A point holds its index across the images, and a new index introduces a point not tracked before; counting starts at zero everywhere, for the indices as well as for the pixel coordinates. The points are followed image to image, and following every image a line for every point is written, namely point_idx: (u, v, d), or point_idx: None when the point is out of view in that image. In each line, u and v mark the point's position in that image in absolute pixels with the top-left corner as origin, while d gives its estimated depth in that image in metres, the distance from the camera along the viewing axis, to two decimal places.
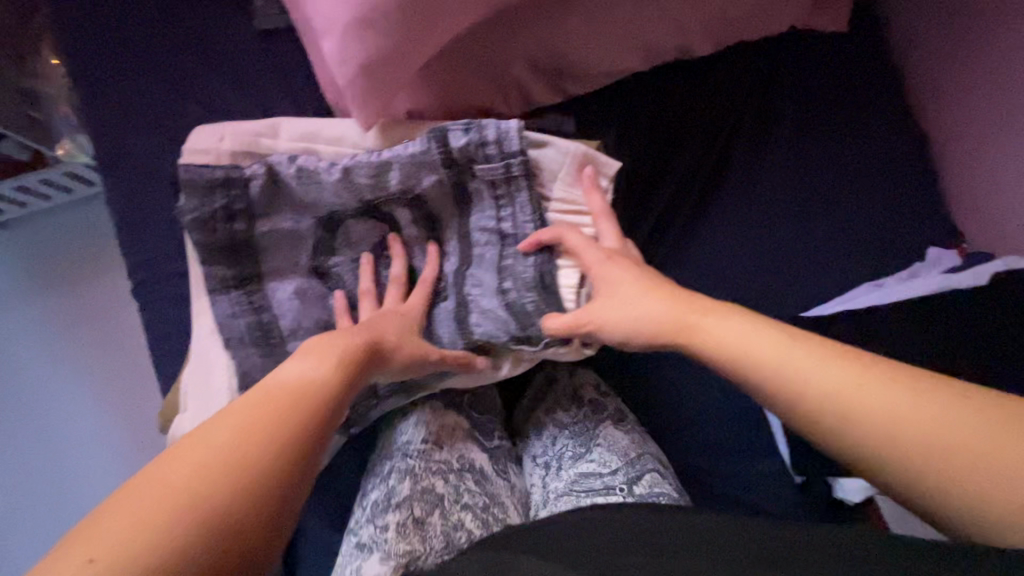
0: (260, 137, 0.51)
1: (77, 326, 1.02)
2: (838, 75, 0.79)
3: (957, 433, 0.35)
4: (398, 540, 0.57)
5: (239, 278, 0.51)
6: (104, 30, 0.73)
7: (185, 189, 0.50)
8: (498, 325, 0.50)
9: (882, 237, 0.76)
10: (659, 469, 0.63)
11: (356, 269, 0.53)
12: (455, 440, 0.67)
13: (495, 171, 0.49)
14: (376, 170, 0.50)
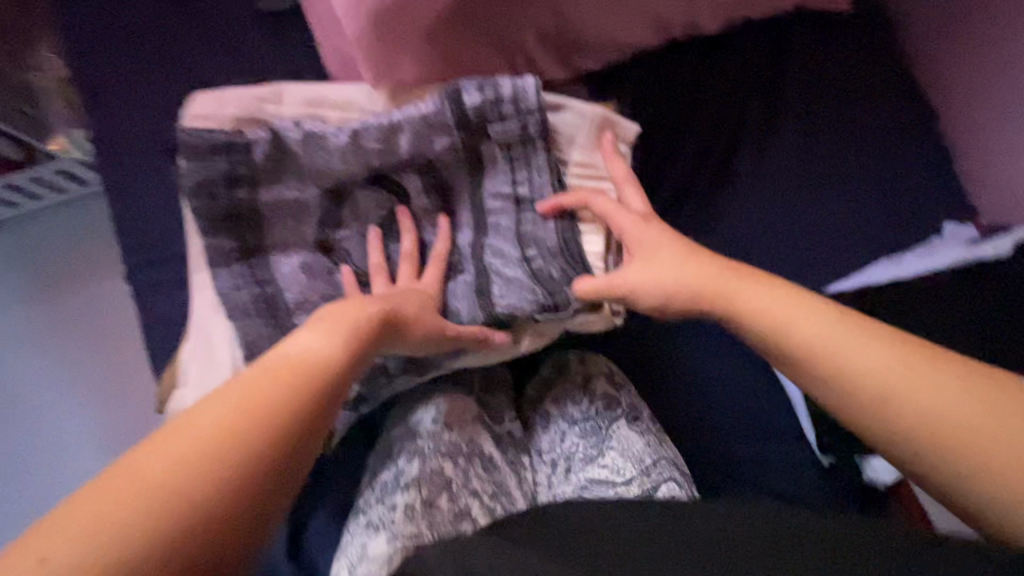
0: (263, 104, 0.49)
1: (74, 323, 1.00)
2: (846, 52, 0.79)
3: (974, 416, 0.38)
4: (405, 521, 0.56)
5: (243, 250, 0.50)
6: (98, 13, 0.72)
7: (184, 154, 0.48)
8: (521, 295, 0.49)
9: (899, 210, 0.75)
10: (675, 478, 0.61)
11: (364, 243, 0.52)
12: (465, 423, 0.64)
13: (509, 131, 0.48)
14: (384, 133, 0.48)
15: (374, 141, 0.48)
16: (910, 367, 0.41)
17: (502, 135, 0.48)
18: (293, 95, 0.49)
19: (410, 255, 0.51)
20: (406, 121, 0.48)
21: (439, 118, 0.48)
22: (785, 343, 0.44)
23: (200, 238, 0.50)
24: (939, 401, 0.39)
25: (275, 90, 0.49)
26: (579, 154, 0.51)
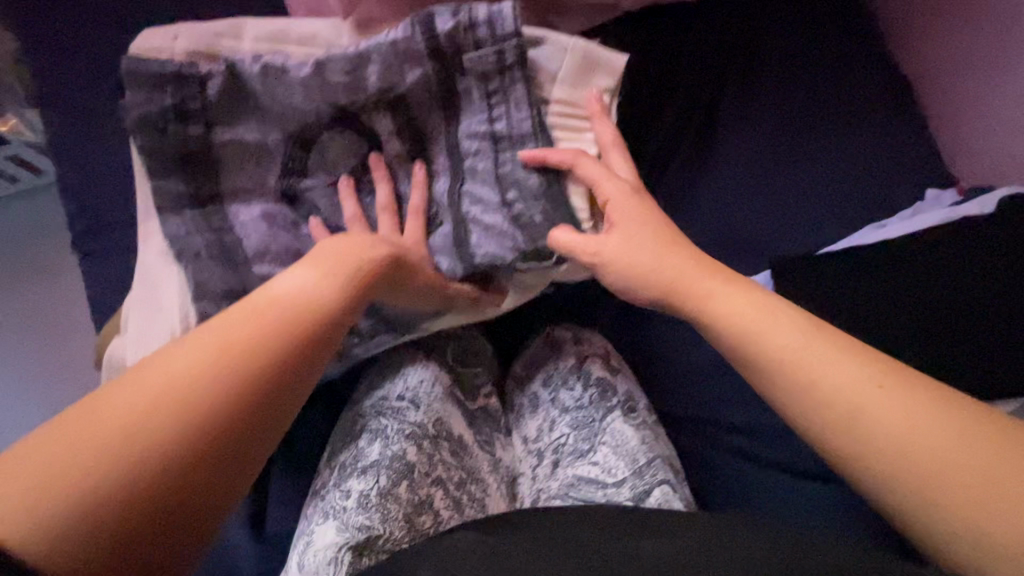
0: (220, 38, 0.46)
1: (45, 310, 1.00)
2: (827, 22, 0.78)
3: (950, 441, 0.34)
4: (357, 513, 0.51)
5: (196, 195, 0.46)
6: None
7: (130, 84, 0.44)
8: (503, 245, 0.46)
9: (882, 178, 0.74)
10: (670, 480, 0.54)
11: (332, 195, 0.48)
12: (433, 401, 0.59)
13: (486, 60, 0.44)
14: (352, 63, 0.44)
15: (338, 74, 0.44)
16: (897, 384, 0.37)
17: (477, 65, 0.44)
18: (251, 29, 0.46)
19: (386, 204, 0.47)
20: (373, 50, 0.44)
21: (409, 45, 0.44)
22: (758, 345, 0.40)
23: (149, 181, 0.46)
24: (922, 420, 0.35)
25: (233, 24, 0.46)
26: (564, 90, 0.46)
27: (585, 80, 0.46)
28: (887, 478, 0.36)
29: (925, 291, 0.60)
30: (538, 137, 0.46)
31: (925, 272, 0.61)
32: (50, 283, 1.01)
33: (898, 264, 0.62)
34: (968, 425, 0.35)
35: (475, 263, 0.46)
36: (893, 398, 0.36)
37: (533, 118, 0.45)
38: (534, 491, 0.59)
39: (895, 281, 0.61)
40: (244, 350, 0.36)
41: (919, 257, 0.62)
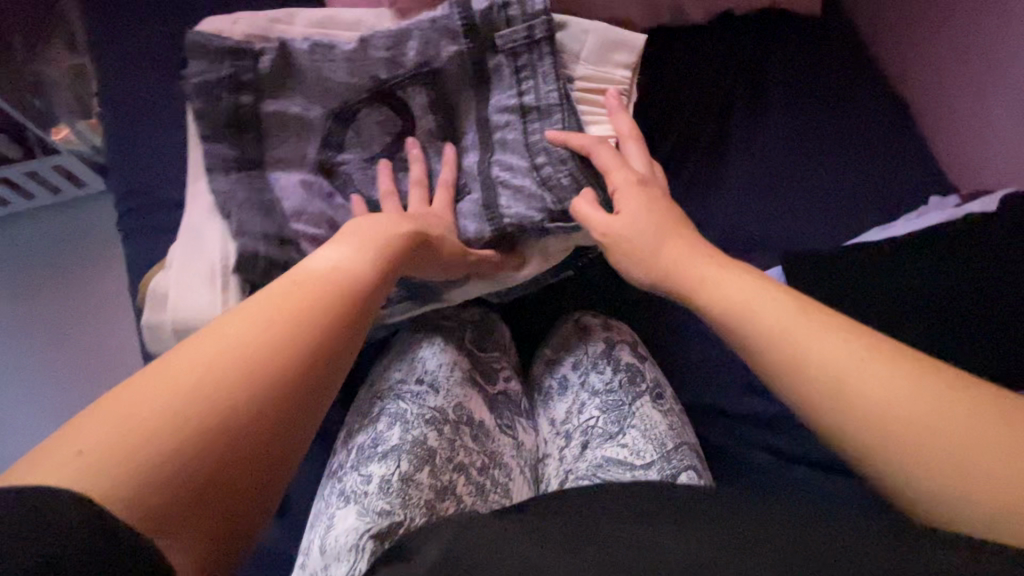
0: (275, 24, 0.52)
1: (77, 308, 1.04)
2: (824, 45, 0.84)
3: (940, 423, 0.35)
4: (379, 498, 0.48)
5: (242, 160, 0.51)
6: None
7: (193, 57, 0.51)
8: (532, 204, 0.49)
9: (885, 185, 0.77)
10: (696, 466, 0.54)
11: (366, 170, 0.52)
12: (452, 384, 0.57)
13: (516, 35, 0.49)
14: (393, 39, 0.50)
15: (380, 49, 0.50)
16: (881, 362, 0.38)
17: (508, 42, 0.49)
18: (303, 16, 0.52)
19: (419, 182, 0.51)
20: (413, 28, 0.50)
21: (446, 24, 0.50)
22: (752, 329, 0.42)
23: (202, 145, 0.51)
24: (907, 403, 0.36)
25: (286, 12, 0.52)
26: (585, 70, 0.52)
27: (604, 63, 0.52)
28: (873, 453, 0.37)
29: (928, 284, 0.60)
30: (564, 109, 0.50)
31: (932, 257, 0.61)
32: (86, 281, 1.05)
33: (909, 252, 0.63)
34: (957, 404, 0.35)
35: (503, 222, 0.50)
36: (884, 379, 0.37)
37: (559, 93, 0.50)
38: (561, 472, 0.57)
39: (906, 269, 0.62)
40: (304, 313, 0.36)
41: (927, 245, 0.62)
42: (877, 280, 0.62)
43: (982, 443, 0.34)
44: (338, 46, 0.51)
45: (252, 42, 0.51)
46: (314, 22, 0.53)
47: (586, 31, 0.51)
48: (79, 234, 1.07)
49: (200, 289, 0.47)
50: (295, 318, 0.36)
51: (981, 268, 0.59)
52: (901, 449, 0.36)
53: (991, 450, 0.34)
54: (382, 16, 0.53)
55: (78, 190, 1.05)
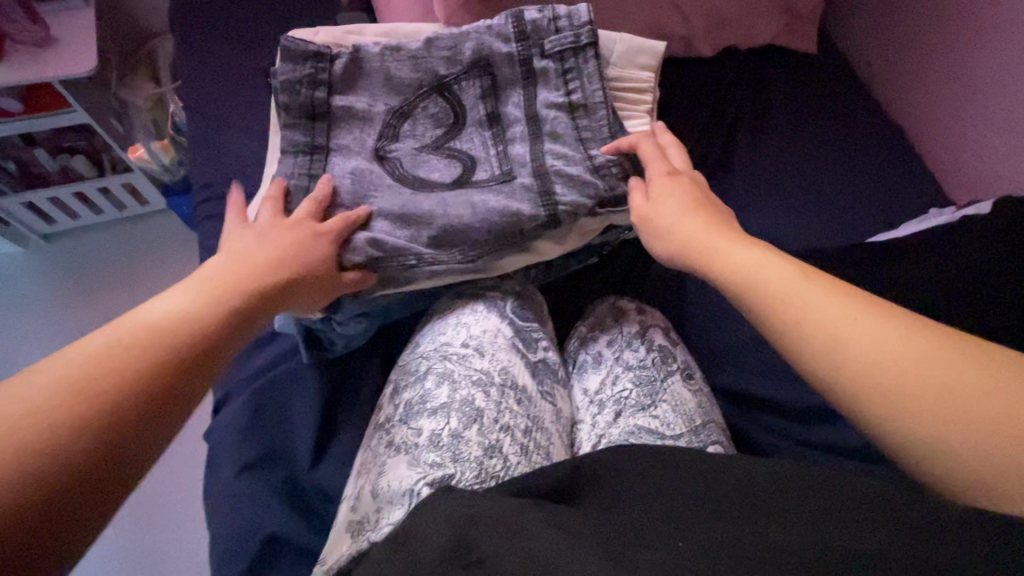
0: (348, 34, 0.63)
1: (139, 302, 1.12)
2: (821, 77, 0.93)
3: (921, 354, 0.37)
4: (429, 450, 0.51)
5: (310, 145, 0.60)
6: (222, 33, 0.93)
7: (282, 58, 0.60)
8: (584, 189, 0.57)
9: (884, 198, 0.83)
10: (723, 442, 0.56)
11: (416, 155, 0.60)
12: (498, 350, 0.59)
13: (563, 41, 0.59)
14: (452, 42, 0.61)
15: (442, 49, 0.61)
16: (867, 314, 0.40)
17: (556, 46, 0.59)
18: (372, 29, 0.64)
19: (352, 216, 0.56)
20: (471, 32, 0.61)
21: (501, 29, 0.60)
22: (758, 294, 0.44)
23: (281, 131, 0.61)
24: (892, 338, 0.38)
25: (359, 25, 0.63)
26: (614, 73, 0.61)
27: (632, 73, 0.62)
28: (873, 411, 0.37)
29: (921, 274, 0.64)
30: (607, 109, 0.59)
31: (938, 250, 0.66)
32: (153, 279, 1.14)
33: (913, 245, 0.68)
34: (940, 345, 0.37)
35: (559, 208, 0.57)
36: (869, 317, 0.39)
37: (602, 91, 0.59)
38: (594, 436, 0.59)
39: (911, 260, 0.66)
40: (85, 385, 0.35)
41: (930, 241, 0.67)
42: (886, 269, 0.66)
43: (969, 393, 0.34)
44: (405, 48, 0.61)
45: (329, 47, 0.61)
46: (380, 33, 0.64)
47: (616, 42, 0.61)
48: (137, 246, 1.17)
49: None
50: (67, 395, 0.34)
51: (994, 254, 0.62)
52: (886, 383, 0.37)
53: (978, 398, 0.34)
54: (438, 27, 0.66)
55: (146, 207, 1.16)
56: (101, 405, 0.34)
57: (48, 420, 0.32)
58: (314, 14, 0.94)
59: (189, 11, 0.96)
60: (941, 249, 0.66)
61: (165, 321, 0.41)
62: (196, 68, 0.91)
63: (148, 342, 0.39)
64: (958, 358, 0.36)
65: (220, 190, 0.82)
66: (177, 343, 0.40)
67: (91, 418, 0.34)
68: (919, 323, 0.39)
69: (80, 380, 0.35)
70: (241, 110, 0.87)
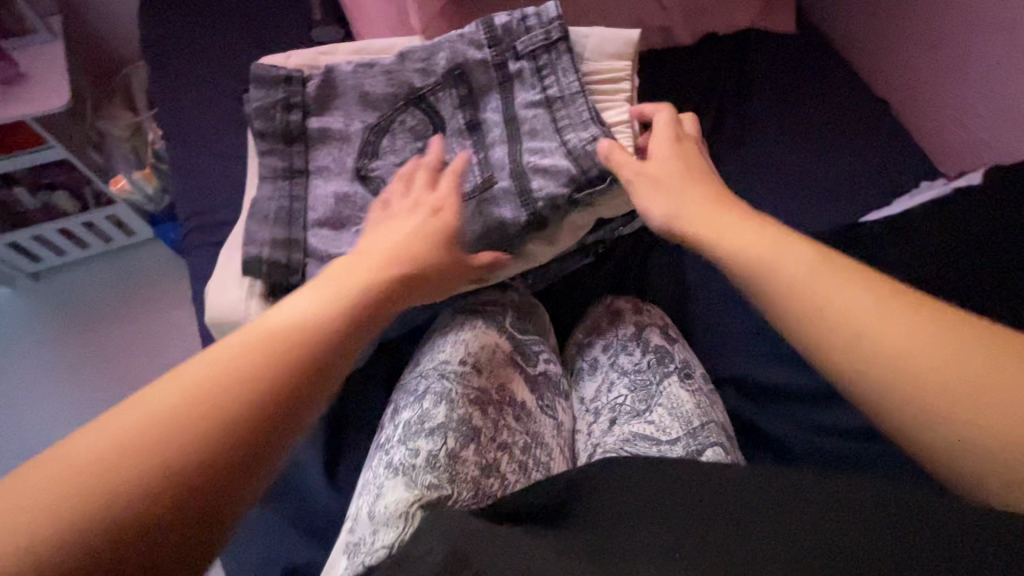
0: (321, 56, 0.63)
1: (131, 333, 1.11)
2: (801, 56, 0.93)
3: (946, 356, 0.35)
4: (426, 472, 0.50)
5: (289, 169, 0.60)
6: (195, 57, 0.91)
7: (255, 84, 0.61)
8: (558, 179, 0.55)
9: (871, 174, 0.83)
10: (723, 443, 0.53)
11: (397, 172, 0.59)
12: (495, 366, 0.59)
13: (535, 40, 0.58)
14: (426, 53, 0.60)
15: (416, 61, 0.60)
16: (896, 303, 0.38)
17: (528, 46, 0.58)
18: (345, 47, 0.63)
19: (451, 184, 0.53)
20: (444, 43, 0.60)
21: (473, 36, 0.59)
22: (770, 276, 0.42)
23: (259, 158, 0.61)
24: (914, 337, 0.36)
25: (331, 45, 0.63)
26: (589, 67, 0.59)
27: (608, 64, 0.59)
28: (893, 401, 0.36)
29: (914, 255, 0.64)
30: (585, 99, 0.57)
31: (929, 228, 0.66)
32: (144, 309, 1.13)
33: (904, 223, 0.68)
34: (970, 340, 0.35)
35: (537, 204, 0.56)
36: (881, 312, 0.37)
37: (579, 85, 0.57)
38: (590, 446, 0.58)
39: (904, 239, 0.66)
40: (199, 404, 0.31)
41: (923, 217, 0.67)
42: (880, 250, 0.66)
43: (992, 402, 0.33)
44: (377, 63, 0.60)
45: (300, 68, 0.61)
46: (352, 51, 0.64)
47: (588, 36, 0.59)
48: (128, 278, 1.15)
49: (234, 305, 0.57)
50: (182, 416, 0.31)
51: (981, 235, 0.64)
52: (915, 385, 0.35)
53: (997, 409, 0.33)
54: (413, 39, 0.65)
55: (132, 238, 1.14)
56: (214, 430, 0.31)
57: (164, 446, 0.30)
58: (286, 30, 0.92)
59: (158, 36, 0.94)
60: (933, 227, 0.66)
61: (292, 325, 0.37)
62: (171, 94, 0.90)
63: (276, 351, 0.35)
64: (983, 355, 0.34)
65: (205, 215, 0.81)
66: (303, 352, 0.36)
67: (204, 443, 0.31)
68: (949, 321, 0.36)
69: (198, 396, 0.32)
70: (219, 134, 0.86)
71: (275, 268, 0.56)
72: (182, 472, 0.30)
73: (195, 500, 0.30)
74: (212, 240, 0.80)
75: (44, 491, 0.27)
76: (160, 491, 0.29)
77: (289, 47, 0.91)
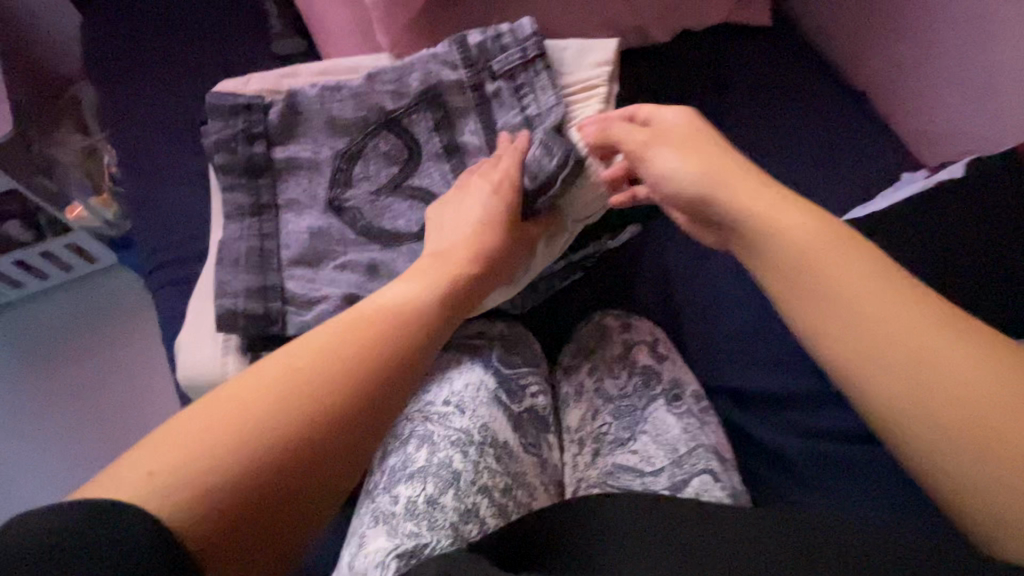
0: (283, 78, 0.60)
1: (100, 365, 1.06)
2: (777, 49, 0.91)
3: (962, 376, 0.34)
4: (405, 519, 0.49)
5: (255, 205, 0.57)
6: (146, 75, 0.86)
7: (214, 114, 0.57)
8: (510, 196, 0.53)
9: (852, 167, 0.83)
10: (712, 469, 0.51)
11: (374, 202, 0.56)
12: (478, 405, 0.57)
13: (511, 59, 0.55)
14: (397, 75, 0.56)
15: (387, 83, 0.56)
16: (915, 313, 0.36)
17: (505, 65, 0.55)
18: (307, 68, 0.59)
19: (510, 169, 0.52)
20: (414, 64, 0.56)
21: (446, 57, 0.56)
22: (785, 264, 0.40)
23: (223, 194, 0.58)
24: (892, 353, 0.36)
25: (292, 66, 0.59)
26: (567, 79, 0.56)
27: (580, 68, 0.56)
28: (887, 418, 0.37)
29: (904, 253, 0.62)
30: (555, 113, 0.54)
31: (921, 218, 0.64)
32: (112, 339, 1.08)
33: (896, 212, 0.65)
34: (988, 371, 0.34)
35: None
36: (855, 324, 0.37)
37: (556, 101, 0.54)
38: (575, 480, 0.58)
39: (896, 230, 0.64)
40: (295, 400, 0.35)
41: (914, 206, 0.65)
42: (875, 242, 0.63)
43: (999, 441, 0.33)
44: (344, 87, 0.57)
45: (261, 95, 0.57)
46: (315, 72, 0.60)
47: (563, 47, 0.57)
48: (93, 310, 1.10)
49: (209, 353, 0.55)
50: (285, 411, 0.34)
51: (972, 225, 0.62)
52: (928, 397, 0.35)
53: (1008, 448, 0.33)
54: (381, 57, 0.62)
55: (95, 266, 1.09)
56: (306, 424, 0.34)
57: (267, 436, 0.33)
58: (243, 42, 0.87)
59: (105, 55, 0.88)
60: (927, 219, 0.64)
61: (374, 335, 0.39)
62: (124, 117, 0.84)
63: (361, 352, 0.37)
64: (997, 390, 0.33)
65: (169, 245, 0.77)
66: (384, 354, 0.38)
67: (297, 433, 0.34)
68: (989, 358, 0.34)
69: (297, 394, 0.35)
70: (178, 158, 0.81)
71: (249, 314, 0.53)
72: (278, 461, 0.33)
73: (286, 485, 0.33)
74: (178, 272, 0.76)
75: (183, 447, 0.32)
76: (245, 484, 0.32)
77: (247, 60, 0.86)
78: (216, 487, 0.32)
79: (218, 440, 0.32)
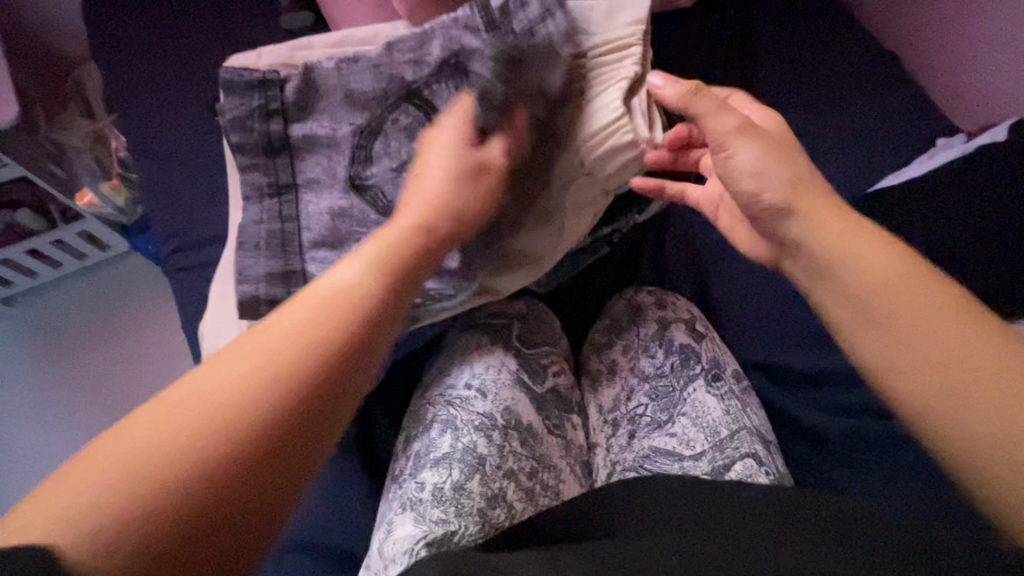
0: (296, 51, 0.57)
1: (117, 351, 1.06)
2: (804, 12, 0.87)
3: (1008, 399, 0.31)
4: (433, 506, 0.48)
5: (276, 185, 0.56)
6: (153, 55, 0.83)
7: (227, 91, 0.55)
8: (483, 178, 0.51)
9: (886, 134, 0.79)
10: (755, 453, 0.51)
11: (396, 179, 0.53)
12: (500, 388, 0.56)
13: (533, 22, 0.52)
14: (416, 42, 0.53)
15: (406, 51, 0.53)
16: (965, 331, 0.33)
17: (527, 29, 0.52)
18: (321, 39, 0.57)
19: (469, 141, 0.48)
20: (435, 29, 0.53)
21: (468, 22, 0.53)
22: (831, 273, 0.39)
23: (240, 174, 0.57)
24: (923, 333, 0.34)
25: (305, 38, 0.57)
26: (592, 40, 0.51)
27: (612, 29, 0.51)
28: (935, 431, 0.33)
29: (954, 214, 0.58)
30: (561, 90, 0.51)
31: (973, 173, 0.60)
32: (129, 324, 1.07)
33: (942, 172, 0.62)
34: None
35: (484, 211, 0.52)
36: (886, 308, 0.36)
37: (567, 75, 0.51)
38: (609, 464, 0.58)
39: (946, 190, 0.60)
40: (219, 403, 0.28)
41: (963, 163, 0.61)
42: (922, 207, 0.60)
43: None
44: (362, 58, 0.54)
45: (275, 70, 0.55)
46: (329, 44, 0.58)
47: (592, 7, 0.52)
48: (109, 297, 1.09)
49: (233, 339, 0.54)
50: (210, 415, 0.27)
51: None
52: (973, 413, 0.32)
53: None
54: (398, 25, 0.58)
55: (108, 253, 1.08)
56: (245, 419, 0.28)
57: (195, 443, 0.27)
58: (252, 18, 0.84)
59: (109, 36, 0.85)
60: (960, 193, 0.60)
61: (314, 307, 0.32)
62: (132, 98, 0.82)
63: (299, 329, 0.31)
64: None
65: (184, 229, 0.75)
66: (331, 323, 0.31)
67: (235, 434, 0.27)
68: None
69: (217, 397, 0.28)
70: (190, 140, 0.79)
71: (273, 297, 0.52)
72: (211, 471, 0.27)
73: (242, 492, 0.27)
74: (195, 256, 0.74)
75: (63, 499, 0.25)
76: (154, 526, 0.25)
77: (256, 36, 0.83)
78: (137, 520, 0.25)
79: (124, 470, 0.26)
